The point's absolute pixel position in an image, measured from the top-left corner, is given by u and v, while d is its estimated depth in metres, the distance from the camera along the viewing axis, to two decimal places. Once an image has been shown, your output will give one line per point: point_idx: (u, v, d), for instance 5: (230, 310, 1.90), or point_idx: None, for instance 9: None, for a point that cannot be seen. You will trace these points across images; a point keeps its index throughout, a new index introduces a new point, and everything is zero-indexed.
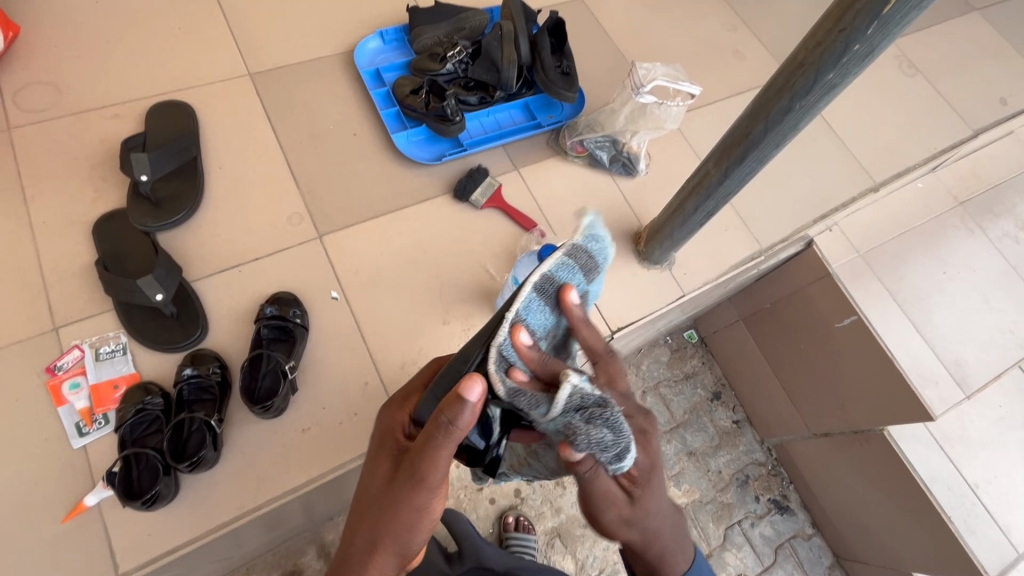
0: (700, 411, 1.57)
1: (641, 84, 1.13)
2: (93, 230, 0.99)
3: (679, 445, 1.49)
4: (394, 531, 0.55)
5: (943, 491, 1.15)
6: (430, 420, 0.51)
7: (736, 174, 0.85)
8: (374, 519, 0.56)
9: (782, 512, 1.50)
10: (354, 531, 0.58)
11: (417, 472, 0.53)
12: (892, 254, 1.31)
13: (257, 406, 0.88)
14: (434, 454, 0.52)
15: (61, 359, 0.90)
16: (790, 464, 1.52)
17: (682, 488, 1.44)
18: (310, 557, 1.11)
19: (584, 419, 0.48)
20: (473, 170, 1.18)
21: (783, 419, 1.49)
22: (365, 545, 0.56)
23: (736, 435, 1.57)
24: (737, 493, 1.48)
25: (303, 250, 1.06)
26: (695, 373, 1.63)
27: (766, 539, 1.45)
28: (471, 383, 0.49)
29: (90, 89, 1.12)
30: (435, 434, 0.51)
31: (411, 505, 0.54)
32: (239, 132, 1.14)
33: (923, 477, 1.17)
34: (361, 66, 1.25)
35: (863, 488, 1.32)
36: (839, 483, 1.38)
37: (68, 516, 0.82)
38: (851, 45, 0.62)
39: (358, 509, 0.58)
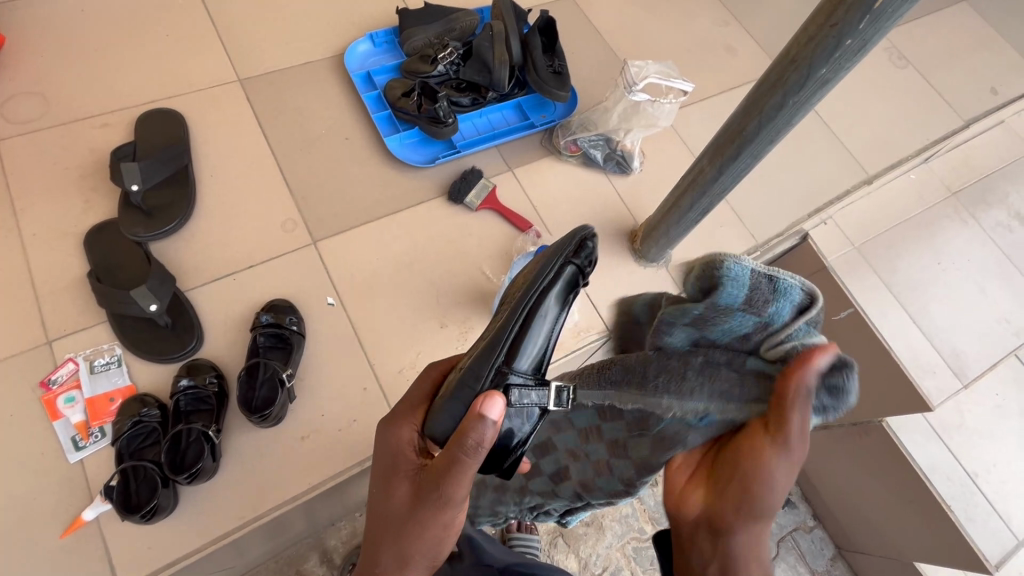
0: None
1: (633, 82, 1.12)
2: (85, 241, 0.98)
3: None
4: (419, 551, 0.54)
5: (943, 481, 1.16)
6: (454, 441, 0.50)
7: (730, 171, 0.85)
8: (396, 540, 0.54)
9: (783, 505, 1.51)
10: (373, 555, 0.55)
11: (439, 492, 0.51)
12: (887, 246, 1.32)
13: (254, 415, 0.87)
14: (459, 472, 0.50)
15: (55, 373, 0.89)
16: None
17: None
18: (313, 564, 1.11)
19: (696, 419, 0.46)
20: (466, 172, 1.18)
21: None
22: (392, 567, 0.54)
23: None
24: None
25: (298, 257, 1.05)
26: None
27: (769, 533, 1.46)
28: (489, 402, 0.49)
29: (78, 99, 1.11)
30: (460, 452, 0.50)
31: (438, 525, 0.53)
32: (229, 139, 1.13)
33: (923, 467, 1.17)
34: (352, 69, 1.24)
35: (863, 479, 1.33)
36: (839, 474, 1.39)
37: (67, 530, 0.81)
38: (843, 39, 0.61)
39: (377, 531, 0.56)
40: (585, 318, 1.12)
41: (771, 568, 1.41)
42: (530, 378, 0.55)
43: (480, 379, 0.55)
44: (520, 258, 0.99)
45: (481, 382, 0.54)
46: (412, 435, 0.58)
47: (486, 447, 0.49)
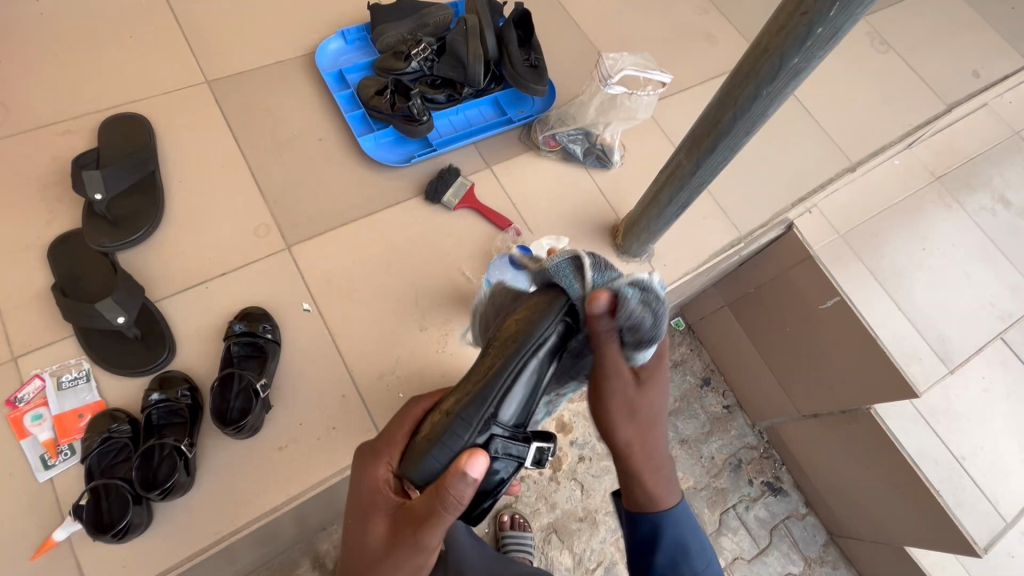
0: (691, 398, 1.57)
1: (608, 75, 1.09)
2: (49, 253, 0.95)
3: (672, 434, 1.49)
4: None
5: (932, 466, 1.16)
6: (435, 496, 0.52)
7: (708, 164, 0.83)
8: None
9: (775, 494, 1.51)
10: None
11: (415, 538, 0.54)
12: (871, 233, 1.31)
13: (229, 427, 0.85)
14: (435, 522, 0.53)
15: (21, 390, 0.86)
16: (782, 446, 1.52)
17: (676, 476, 1.45)
18: (304, 570, 1.09)
19: (645, 295, 0.58)
20: (444, 170, 1.15)
21: (772, 401, 1.50)
22: None
23: (727, 420, 1.57)
24: (731, 478, 1.49)
25: (271, 262, 1.03)
26: (684, 360, 1.63)
27: (762, 522, 1.46)
28: (475, 460, 0.51)
29: (38, 106, 1.07)
30: (439, 508, 0.52)
31: (412, 564, 0.55)
32: (198, 143, 1.10)
33: (911, 453, 1.17)
34: (323, 68, 1.21)
35: (853, 467, 1.33)
36: (830, 462, 1.39)
37: (38, 552, 0.79)
38: (814, 28, 0.59)
39: (354, 566, 0.57)
40: None
41: (765, 557, 1.42)
42: (515, 433, 0.58)
43: (470, 430, 0.56)
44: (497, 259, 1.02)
45: (470, 432, 0.56)
46: (389, 475, 0.59)
47: (464, 503, 0.52)
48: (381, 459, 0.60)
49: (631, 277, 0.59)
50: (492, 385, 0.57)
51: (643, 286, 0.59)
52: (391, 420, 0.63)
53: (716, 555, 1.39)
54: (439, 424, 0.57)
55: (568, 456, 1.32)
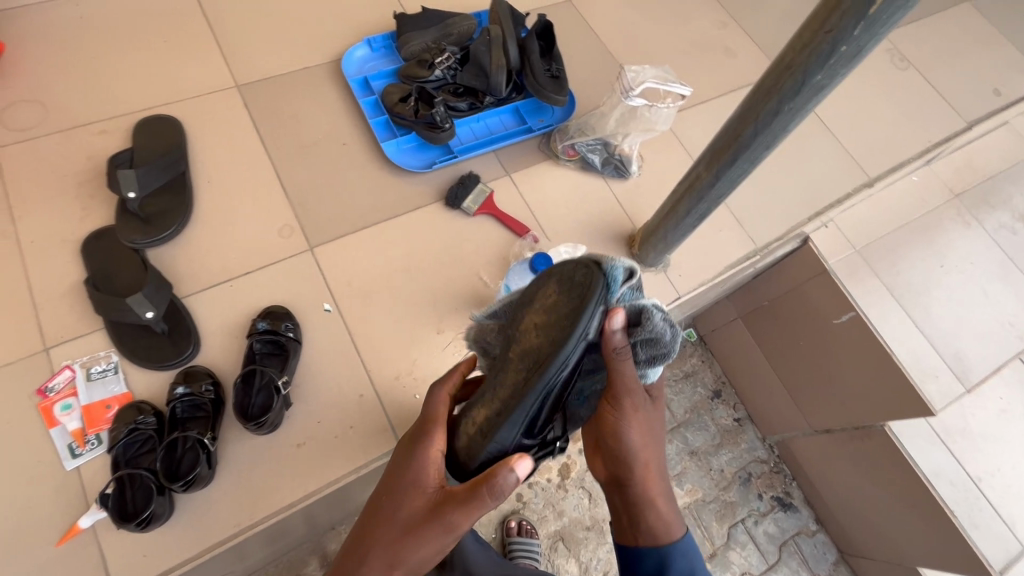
0: (701, 410, 1.56)
1: (629, 89, 1.10)
2: (82, 248, 0.98)
3: (681, 445, 1.49)
4: (412, 561, 0.59)
5: (946, 485, 1.15)
6: (479, 484, 0.57)
7: (727, 176, 0.84)
8: (396, 545, 0.59)
9: (785, 509, 1.50)
10: (363, 555, 0.60)
11: (453, 521, 0.58)
12: (888, 249, 1.31)
13: (250, 422, 0.87)
14: (476, 509, 0.58)
15: (52, 380, 0.88)
16: (793, 461, 1.51)
17: (684, 488, 1.44)
18: (312, 568, 1.11)
19: (664, 322, 0.63)
20: (464, 176, 1.17)
21: (783, 415, 1.49)
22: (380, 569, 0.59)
23: (737, 432, 1.57)
24: (740, 491, 1.48)
25: (294, 263, 1.05)
26: (695, 371, 1.63)
27: (771, 537, 1.45)
28: (520, 461, 0.58)
29: (76, 106, 1.11)
30: (483, 495, 0.57)
31: (438, 543, 0.59)
32: (227, 145, 1.13)
33: (925, 472, 1.16)
34: (349, 74, 1.24)
35: (867, 484, 1.31)
36: (843, 479, 1.37)
37: (63, 538, 0.81)
38: (838, 46, 0.60)
39: (382, 531, 0.60)
40: None
41: (773, 573, 1.41)
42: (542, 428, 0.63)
43: (506, 437, 0.61)
44: (513, 263, 1.05)
45: (504, 439, 0.61)
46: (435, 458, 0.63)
47: (505, 495, 0.58)
48: (429, 440, 0.63)
49: (650, 302, 0.63)
50: (521, 401, 0.59)
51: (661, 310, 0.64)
52: (437, 404, 0.66)
53: (723, 569, 1.38)
54: (474, 432, 0.62)
55: (576, 464, 1.33)
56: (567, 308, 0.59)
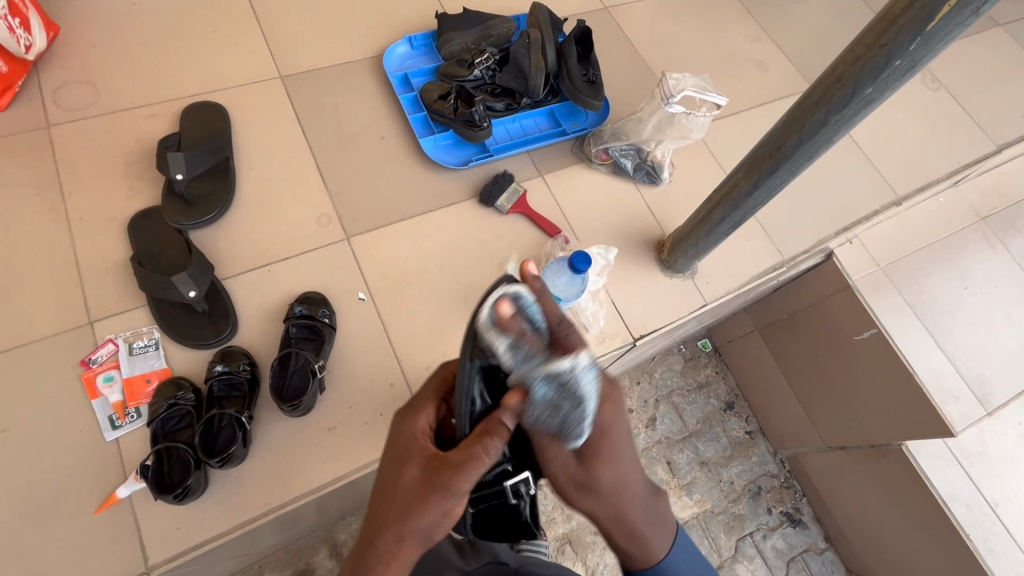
0: (713, 421, 1.56)
1: (670, 94, 1.12)
2: (129, 226, 1.01)
3: (692, 455, 1.49)
4: (418, 529, 0.58)
5: (963, 509, 1.16)
6: (470, 439, 0.57)
7: (766, 185, 0.85)
8: (399, 517, 0.57)
9: (795, 525, 1.48)
10: (375, 530, 0.59)
11: (450, 482, 0.57)
12: (913, 268, 1.32)
13: (285, 404, 0.89)
14: (476, 468, 0.57)
15: (96, 352, 0.91)
16: (804, 476, 1.50)
17: (693, 498, 1.44)
18: (321, 556, 1.12)
19: (560, 387, 0.59)
20: (498, 175, 1.19)
21: (797, 430, 1.48)
22: (391, 539, 0.58)
23: (749, 445, 1.55)
24: (750, 505, 1.47)
25: (330, 251, 1.07)
26: (709, 382, 1.61)
27: (779, 553, 1.43)
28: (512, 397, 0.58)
29: (127, 90, 1.14)
30: (480, 449, 0.57)
31: (440, 509, 0.57)
32: (269, 134, 1.16)
33: (942, 494, 1.17)
34: (389, 70, 1.27)
35: (880, 504, 1.31)
36: (855, 498, 1.36)
37: (101, 507, 0.83)
38: (892, 60, 0.61)
39: (382, 507, 0.59)
40: (609, 322, 1.12)
41: None
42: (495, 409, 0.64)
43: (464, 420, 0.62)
44: (550, 261, 0.95)
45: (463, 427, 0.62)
46: (426, 426, 0.64)
47: (495, 450, 0.57)
48: (419, 411, 0.65)
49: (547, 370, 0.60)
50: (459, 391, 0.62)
51: (556, 379, 0.59)
52: (427, 380, 0.68)
53: None
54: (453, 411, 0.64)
55: None
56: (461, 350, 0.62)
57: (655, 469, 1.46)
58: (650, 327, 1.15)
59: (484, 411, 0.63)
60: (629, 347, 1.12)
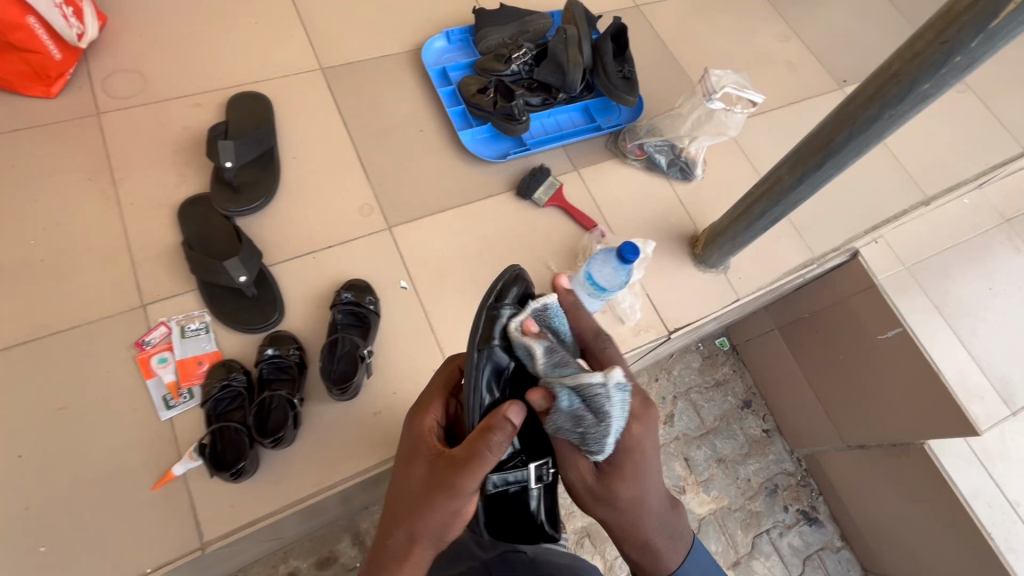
0: (730, 419, 1.55)
1: (712, 91, 1.12)
2: (179, 212, 1.03)
3: (709, 452, 1.49)
4: (429, 530, 0.59)
5: (984, 508, 1.16)
6: (471, 436, 0.58)
7: (811, 180, 0.87)
8: (409, 518, 0.60)
9: (811, 523, 1.48)
10: (388, 529, 0.62)
11: (454, 481, 0.58)
12: (938, 268, 1.33)
13: (335, 388, 0.91)
14: (479, 467, 0.58)
15: (149, 334, 0.93)
16: (821, 475, 1.50)
17: (711, 494, 1.44)
18: (344, 544, 1.13)
19: (585, 401, 0.58)
20: (535, 168, 1.21)
21: (815, 428, 1.47)
22: (401, 541, 0.60)
23: (766, 443, 1.55)
24: (767, 502, 1.47)
25: (373, 240, 1.09)
26: (726, 380, 1.61)
27: (795, 550, 1.43)
28: (512, 407, 0.57)
29: (173, 79, 1.16)
30: (483, 448, 0.57)
31: (447, 509, 0.59)
32: (311, 124, 1.18)
33: (964, 493, 1.18)
34: (427, 64, 1.28)
35: (899, 502, 1.31)
36: (874, 497, 1.37)
37: (158, 484, 0.85)
38: (953, 56, 0.63)
39: (394, 509, 0.62)
40: (644, 315, 1.14)
41: None
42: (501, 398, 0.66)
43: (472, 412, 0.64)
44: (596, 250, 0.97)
45: (472, 417, 0.64)
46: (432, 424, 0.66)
47: (497, 449, 0.57)
48: (427, 411, 0.67)
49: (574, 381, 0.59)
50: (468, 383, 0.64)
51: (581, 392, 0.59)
52: (432, 380, 0.72)
53: None
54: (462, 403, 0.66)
55: None
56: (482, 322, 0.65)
57: (673, 465, 1.45)
58: (684, 321, 1.16)
59: (491, 399, 0.65)
60: (663, 339, 1.14)
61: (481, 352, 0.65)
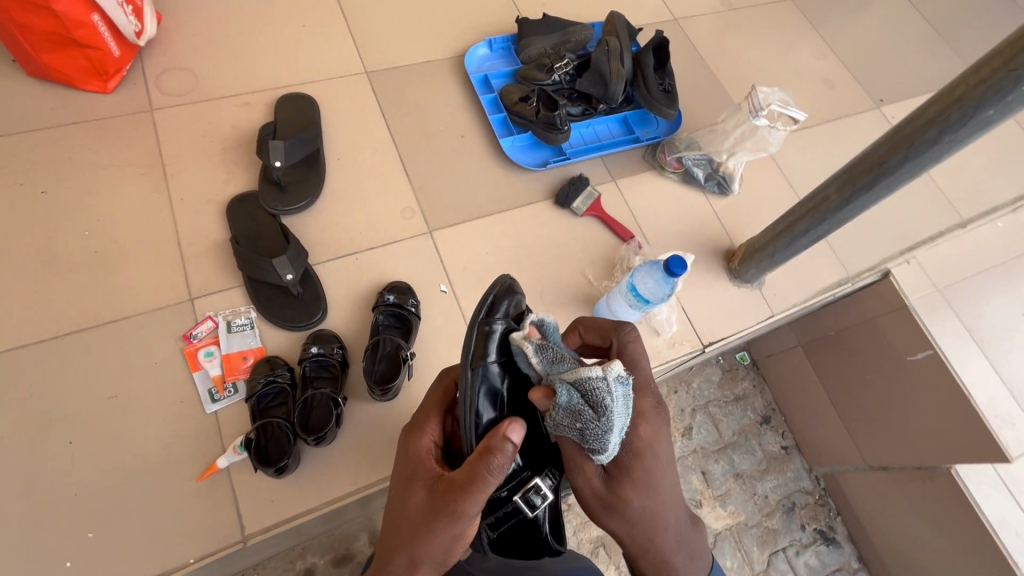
0: (749, 434, 1.52)
1: (758, 108, 1.11)
2: (227, 209, 1.05)
3: (727, 467, 1.45)
4: (430, 554, 0.58)
5: (1012, 536, 1.14)
6: (471, 460, 0.56)
7: (859, 201, 0.87)
8: (409, 543, 0.58)
9: (828, 543, 1.44)
10: (386, 555, 0.59)
11: (455, 506, 0.56)
12: (972, 291, 1.32)
13: (377, 389, 0.92)
14: (480, 492, 0.56)
15: (197, 328, 0.95)
16: (840, 494, 1.46)
17: (727, 509, 1.40)
18: (361, 543, 1.11)
19: (585, 396, 0.58)
20: (574, 178, 1.22)
21: (834, 448, 1.44)
22: (402, 568, 0.58)
23: (784, 460, 1.51)
24: (784, 520, 1.43)
25: (414, 243, 1.11)
26: (745, 395, 1.58)
27: (811, 570, 1.39)
28: (511, 425, 0.56)
29: (225, 78, 1.19)
30: (484, 472, 0.55)
31: (448, 534, 0.57)
32: (356, 127, 1.20)
33: (992, 520, 1.16)
34: (470, 71, 1.30)
35: (921, 528, 1.28)
36: (895, 522, 1.33)
37: (202, 476, 0.86)
38: (1021, 83, 0.63)
39: (392, 534, 0.60)
40: (680, 328, 1.14)
41: None
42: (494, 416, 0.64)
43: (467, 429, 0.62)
44: (641, 263, 0.98)
45: (468, 438, 0.61)
46: (430, 445, 0.65)
47: (496, 473, 0.55)
48: (423, 430, 0.66)
49: (572, 376, 0.59)
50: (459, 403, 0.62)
51: (579, 385, 0.58)
52: (427, 397, 0.69)
53: None
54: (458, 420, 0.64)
55: None
56: (473, 321, 0.64)
57: (690, 479, 1.42)
58: (718, 335, 1.16)
59: (484, 418, 0.63)
60: (698, 353, 1.14)
61: (475, 371, 0.62)
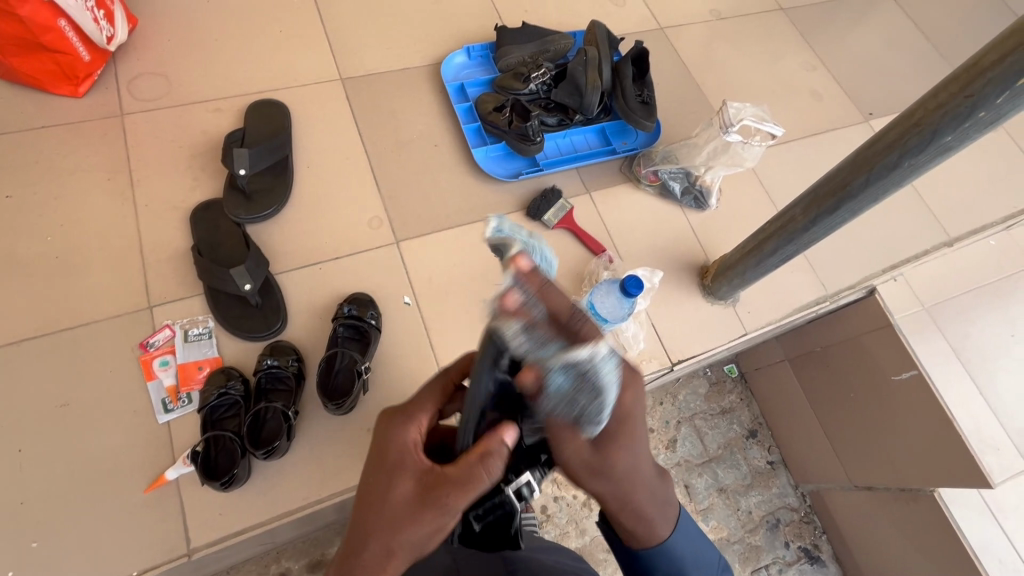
0: (735, 448, 1.47)
1: (729, 124, 1.10)
2: (191, 217, 1.04)
3: (711, 480, 1.41)
4: (408, 546, 0.53)
5: (994, 563, 1.11)
6: (473, 456, 0.52)
7: (825, 223, 0.85)
8: (388, 533, 0.53)
9: (812, 563, 1.39)
10: (359, 543, 0.53)
11: (447, 501, 0.52)
12: (958, 311, 1.28)
13: (330, 403, 0.91)
14: (474, 490, 0.52)
15: (153, 336, 0.94)
16: (825, 512, 1.41)
17: (710, 524, 1.36)
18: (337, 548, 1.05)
19: (581, 378, 0.48)
20: (546, 190, 1.20)
21: (818, 466, 1.40)
22: (375, 559, 0.53)
23: (770, 476, 1.46)
24: (767, 536, 1.38)
25: (380, 254, 1.10)
26: (732, 409, 1.52)
27: None
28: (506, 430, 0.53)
29: (197, 83, 1.18)
30: (483, 471, 0.52)
31: (433, 527, 0.52)
32: (327, 134, 1.19)
33: (973, 546, 1.12)
34: (446, 79, 1.29)
35: (903, 551, 1.25)
36: (876, 545, 1.30)
37: (151, 486, 0.86)
38: (977, 111, 0.61)
39: (369, 521, 0.54)
40: (649, 345, 1.12)
41: None
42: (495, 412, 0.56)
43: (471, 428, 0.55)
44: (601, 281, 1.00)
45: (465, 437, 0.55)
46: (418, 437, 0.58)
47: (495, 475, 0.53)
48: (412, 420, 0.58)
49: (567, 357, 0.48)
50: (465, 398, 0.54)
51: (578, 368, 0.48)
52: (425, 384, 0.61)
53: None
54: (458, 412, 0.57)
55: None
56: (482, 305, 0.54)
57: None
58: (689, 352, 1.14)
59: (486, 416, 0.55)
60: (665, 370, 1.12)
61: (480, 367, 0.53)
